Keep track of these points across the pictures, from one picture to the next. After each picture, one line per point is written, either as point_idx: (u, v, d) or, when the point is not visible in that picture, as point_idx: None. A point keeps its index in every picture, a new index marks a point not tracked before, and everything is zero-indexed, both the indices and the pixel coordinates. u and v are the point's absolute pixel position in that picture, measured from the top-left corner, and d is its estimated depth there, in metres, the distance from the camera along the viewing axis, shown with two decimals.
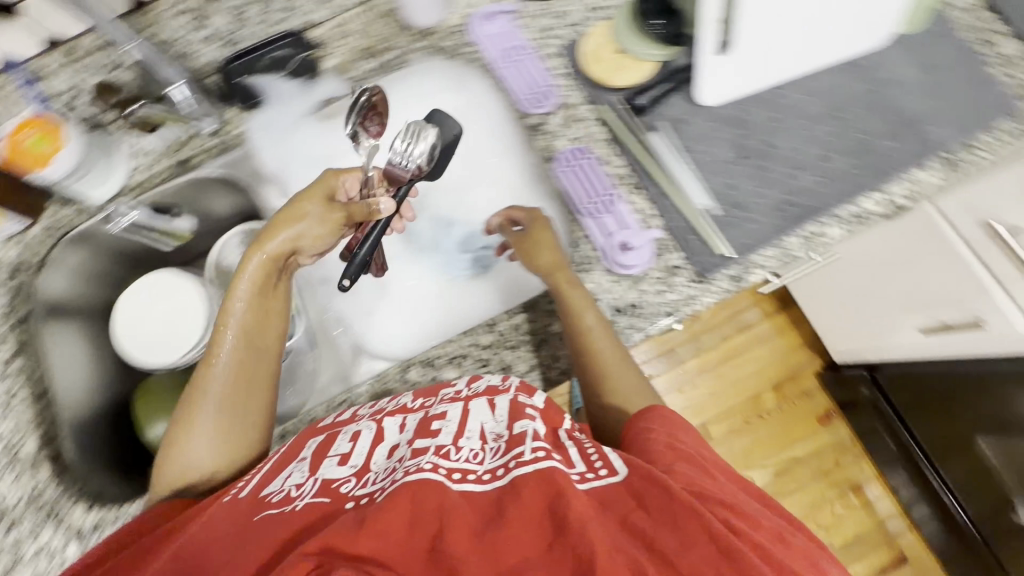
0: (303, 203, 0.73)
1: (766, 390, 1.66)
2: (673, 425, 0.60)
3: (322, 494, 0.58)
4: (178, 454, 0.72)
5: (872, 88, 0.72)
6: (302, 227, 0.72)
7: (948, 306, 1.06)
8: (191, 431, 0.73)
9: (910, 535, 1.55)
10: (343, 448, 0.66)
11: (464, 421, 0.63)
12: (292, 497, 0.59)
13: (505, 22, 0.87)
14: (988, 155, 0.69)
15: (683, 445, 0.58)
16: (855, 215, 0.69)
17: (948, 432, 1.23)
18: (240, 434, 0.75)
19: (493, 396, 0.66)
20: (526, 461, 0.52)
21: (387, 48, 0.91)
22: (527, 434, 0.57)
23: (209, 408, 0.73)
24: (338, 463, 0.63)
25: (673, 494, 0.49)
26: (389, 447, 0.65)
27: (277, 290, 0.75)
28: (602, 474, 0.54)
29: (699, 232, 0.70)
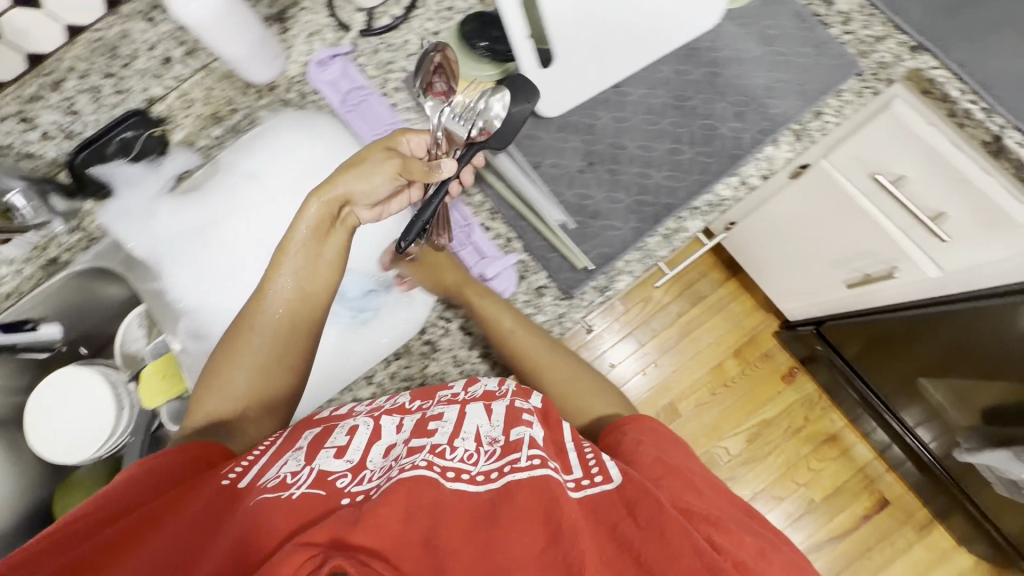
0: (361, 160, 0.64)
1: (727, 357, 1.66)
2: (660, 441, 0.58)
3: (316, 486, 0.52)
4: (212, 400, 0.65)
5: (711, 70, 0.71)
6: (353, 174, 0.64)
7: (864, 256, 1.03)
8: (237, 371, 0.65)
9: (889, 477, 1.55)
10: (338, 441, 0.59)
11: (459, 422, 0.57)
12: (286, 485, 0.52)
13: (341, 65, 0.77)
14: (834, 120, 0.69)
15: (664, 455, 0.56)
16: (712, 203, 0.68)
17: (895, 376, 1.22)
18: (271, 384, 0.66)
19: (490, 402, 0.60)
20: (522, 468, 0.50)
21: (231, 112, 0.81)
22: (526, 442, 0.53)
23: (256, 352, 0.66)
24: (334, 457, 0.56)
25: (660, 508, 0.47)
26: (385, 447, 0.58)
27: (332, 239, 0.67)
28: (596, 481, 0.51)
29: (559, 249, 0.68)
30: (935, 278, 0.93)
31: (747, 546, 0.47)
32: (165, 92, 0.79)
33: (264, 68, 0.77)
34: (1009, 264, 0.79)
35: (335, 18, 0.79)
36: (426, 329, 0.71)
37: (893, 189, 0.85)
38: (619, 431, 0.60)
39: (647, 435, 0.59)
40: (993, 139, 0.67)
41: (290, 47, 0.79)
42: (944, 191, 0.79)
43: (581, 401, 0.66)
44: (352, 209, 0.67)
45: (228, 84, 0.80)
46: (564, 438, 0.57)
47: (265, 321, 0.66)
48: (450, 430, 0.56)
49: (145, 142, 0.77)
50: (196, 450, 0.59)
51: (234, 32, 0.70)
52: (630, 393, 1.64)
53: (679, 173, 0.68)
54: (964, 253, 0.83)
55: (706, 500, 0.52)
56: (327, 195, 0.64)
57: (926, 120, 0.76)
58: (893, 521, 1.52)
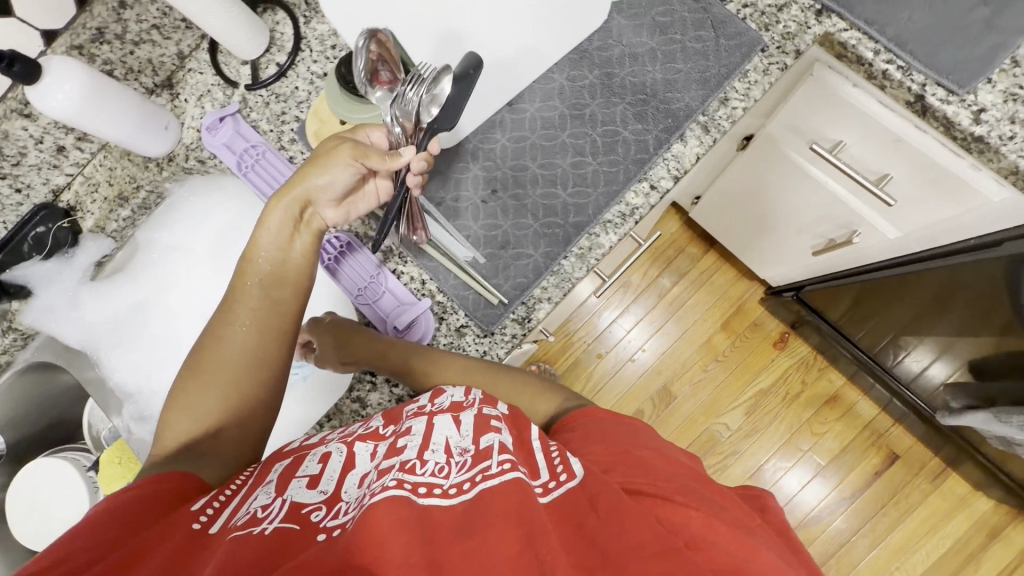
0: (316, 158, 0.59)
1: (715, 331, 1.50)
2: (616, 432, 0.57)
3: (289, 520, 0.47)
4: (186, 418, 0.58)
5: (606, 70, 0.69)
6: (310, 172, 0.58)
7: (822, 221, 0.97)
8: (211, 387, 0.58)
9: (906, 435, 1.42)
10: (310, 469, 0.55)
11: (428, 435, 0.55)
12: (257, 519, 0.47)
13: (232, 125, 0.75)
14: (741, 104, 0.67)
15: (618, 442, 0.55)
16: (623, 212, 0.65)
17: (878, 333, 1.14)
18: (248, 396, 0.59)
19: (457, 412, 0.58)
20: (492, 475, 0.49)
21: (135, 189, 0.81)
22: (496, 448, 0.52)
23: (228, 365, 0.58)
24: (307, 487, 0.52)
25: (621, 500, 0.47)
26: (359, 477, 0.53)
27: (297, 242, 0.61)
28: (562, 481, 0.50)
29: (473, 286, 0.66)
30: (896, 239, 0.86)
31: (697, 519, 0.47)
32: (68, 180, 0.79)
33: (156, 144, 0.75)
34: (959, 221, 0.73)
35: (220, 76, 0.77)
36: (354, 389, 0.72)
37: (830, 156, 0.79)
38: (572, 426, 0.60)
39: (601, 424, 0.58)
40: (916, 99, 0.65)
41: (182, 114, 0.78)
42: (880, 150, 0.74)
43: (523, 404, 0.65)
44: (317, 211, 0.61)
45: (128, 162, 0.80)
46: (533, 443, 0.55)
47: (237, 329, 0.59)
48: (418, 444, 0.54)
49: (56, 234, 0.79)
50: (176, 481, 0.52)
51: (114, 114, 0.68)
52: (621, 382, 1.50)
53: (585, 187, 0.66)
54: (915, 212, 0.77)
55: (664, 478, 0.51)
56: (287, 197, 0.59)
57: (850, 82, 0.71)
58: (905, 473, 1.41)
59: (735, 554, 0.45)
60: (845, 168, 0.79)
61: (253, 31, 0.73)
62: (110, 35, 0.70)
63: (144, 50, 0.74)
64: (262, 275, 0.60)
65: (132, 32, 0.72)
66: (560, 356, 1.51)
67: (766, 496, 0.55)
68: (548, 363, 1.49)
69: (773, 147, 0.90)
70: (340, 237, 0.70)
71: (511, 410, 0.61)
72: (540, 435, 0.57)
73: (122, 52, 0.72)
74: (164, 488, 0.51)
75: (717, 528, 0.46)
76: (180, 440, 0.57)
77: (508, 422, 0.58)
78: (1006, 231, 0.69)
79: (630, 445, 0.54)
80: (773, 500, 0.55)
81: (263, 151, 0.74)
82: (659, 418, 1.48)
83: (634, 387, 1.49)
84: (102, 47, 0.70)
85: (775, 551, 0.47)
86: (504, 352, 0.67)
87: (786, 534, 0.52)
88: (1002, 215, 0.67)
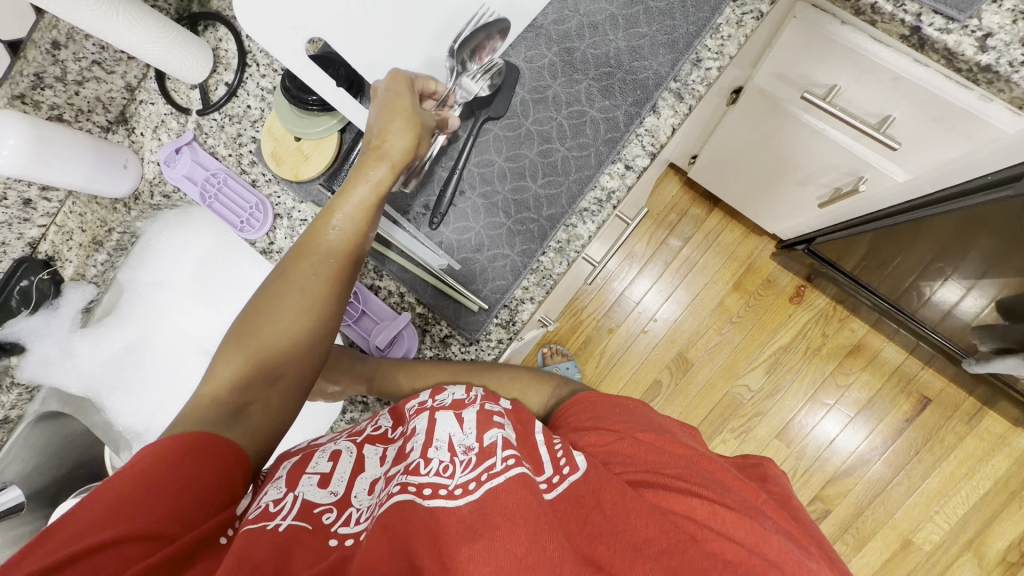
0: (396, 104, 0.57)
1: (726, 292, 1.41)
2: (612, 415, 0.54)
3: (302, 518, 0.48)
4: (247, 350, 0.55)
5: (566, 46, 0.66)
6: (388, 124, 0.57)
7: (825, 170, 0.89)
8: (282, 329, 0.56)
9: (941, 378, 1.32)
10: (321, 468, 0.54)
11: (430, 432, 0.52)
12: (270, 514, 0.47)
13: (189, 155, 0.73)
14: (715, 63, 0.63)
15: (612, 426, 0.52)
16: (600, 196, 0.65)
17: (899, 278, 1.05)
18: (302, 352, 0.56)
19: (459, 410, 0.55)
20: (496, 474, 0.46)
21: (109, 232, 0.81)
22: (499, 444, 0.49)
23: (305, 315, 0.57)
24: (318, 486, 0.51)
25: (623, 494, 0.44)
26: (370, 481, 0.52)
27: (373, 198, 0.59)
28: (566, 475, 0.48)
29: (452, 294, 0.67)
30: (906, 182, 0.79)
31: (701, 507, 0.43)
32: (42, 231, 0.81)
33: (118, 185, 0.75)
34: (965, 161, 0.68)
35: (171, 103, 0.75)
36: (346, 411, 0.77)
37: (825, 103, 0.73)
38: (568, 416, 0.57)
39: (595, 410, 0.55)
40: (911, 33, 0.59)
41: (141, 148, 0.78)
42: (879, 90, 0.68)
43: (513, 394, 0.64)
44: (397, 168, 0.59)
45: (97, 206, 0.79)
46: (537, 437, 0.52)
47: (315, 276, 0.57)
48: (422, 444, 0.51)
49: (39, 287, 0.79)
50: (220, 449, 0.48)
51: (68, 163, 0.68)
52: (635, 355, 1.43)
53: (556, 176, 0.65)
54: (924, 155, 0.71)
55: (664, 463, 0.48)
56: (378, 157, 0.58)
57: (839, 19, 0.65)
58: (940, 416, 1.32)
59: (743, 542, 0.41)
60: (845, 114, 0.72)
61: (194, 51, 0.70)
62: (50, 79, 0.69)
63: (89, 89, 0.73)
64: (346, 225, 0.57)
65: (74, 72, 0.71)
66: (572, 336, 1.45)
67: (764, 468, 0.52)
68: (561, 343, 1.45)
69: (761, 97, 0.84)
70: None
71: (514, 404, 0.59)
72: (544, 429, 0.54)
73: (67, 94, 0.72)
74: (210, 451, 0.48)
75: (722, 515, 0.43)
76: (240, 376, 0.54)
77: (508, 417, 0.55)
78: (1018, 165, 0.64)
79: (628, 429, 0.51)
80: (774, 469, 0.52)
81: (223, 177, 0.73)
82: (677, 387, 1.41)
83: (647, 358, 1.42)
84: (45, 92, 0.70)
85: (785, 534, 0.43)
86: (493, 357, 0.70)
87: (790, 508, 0.48)
88: (1014, 151, 0.62)
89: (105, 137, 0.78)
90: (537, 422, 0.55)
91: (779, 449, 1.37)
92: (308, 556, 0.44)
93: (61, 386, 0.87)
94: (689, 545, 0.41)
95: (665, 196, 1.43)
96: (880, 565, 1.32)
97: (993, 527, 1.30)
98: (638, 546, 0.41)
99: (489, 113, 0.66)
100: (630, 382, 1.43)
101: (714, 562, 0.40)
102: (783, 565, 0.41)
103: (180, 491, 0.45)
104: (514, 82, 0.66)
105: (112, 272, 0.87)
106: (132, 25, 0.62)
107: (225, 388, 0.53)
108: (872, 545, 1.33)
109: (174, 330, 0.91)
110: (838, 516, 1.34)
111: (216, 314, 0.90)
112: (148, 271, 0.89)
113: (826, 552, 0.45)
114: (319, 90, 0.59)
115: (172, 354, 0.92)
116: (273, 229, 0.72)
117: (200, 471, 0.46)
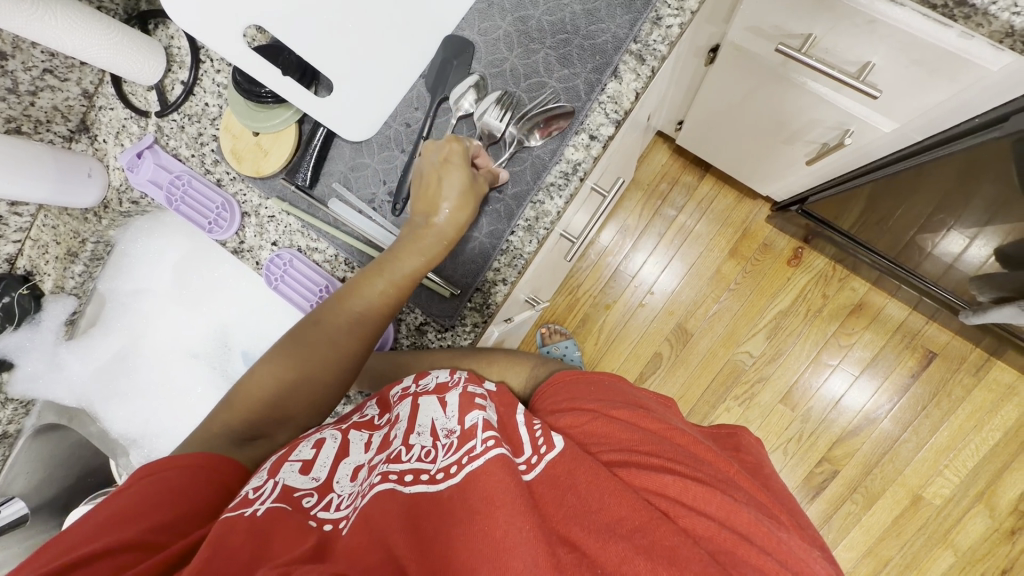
0: (446, 176, 0.58)
1: (723, 260, 1.38)
2: (587, 393, 0.53)
3: (282, 500, 0.45)
4: (276, 385, 0.56)
5: (520, 15, 0.63)
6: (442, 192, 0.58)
7: (811, 126, 0.86)
8: (307, 375, 0.57)
9: (945, 332, 1.30)
10: (303, 455, 0.52)
11: (414, 418, 0.52)
12: (249, 501, 0.44)
13: (151, 159, 0.72)
14: (676, 20, 0.59)
15: (587, 404, 0.51)
16: (566, 170, 0.63)
17: (899, 232, 1.01)
18: (313, 392, 0.58)
19: (443, 394, 0.53)
20: (477, 457, 0.44)
21: (82, 242, 0.82)
22: (480, 425, 0.47)
23: (334, 362, 0.58)
24: (299, 472, 0.49)
25: (597, 475, 0.43)
26: (353, 467, 0.51)
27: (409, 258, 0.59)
28: (543, 455, 0.46)
29: (425, 283, 0.66)
30: (893, 130, 0.75)
31: (673, 484, 0.42)
32: (18, 246, 0.80)
33: (86, 196, 0.74)
34: (952, 104, 0.64)
35: (130, 107, 0.74)
36: None
37: (801, 54, 0.70)
38: (544, 399, 0.56)
39: (572, 390, 0.54)
40: None
41: (105, 155, 0.77)
42: (856, 36, 0.64)
43: (491, 376, 0.63)
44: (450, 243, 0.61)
45: (68, 218, 0.79)
46: (517, 419, 0.51)
47: (348, 331, 0.59)
48: (404, 431, 0.51)
49: (21, 302, 0.79)
50: (211, 461, 0.48)
51: (29, 180, 0.68)
52: (634, 329, 1.41)
53: (519, 152, 0.63)
54: (908, 100, 0.68)
55: (639, 441, 0.47)
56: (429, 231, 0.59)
57: None
58: (945, 370, 1.30)
59: (713, 516, 0.41)
60: (822, 64, 0.68)
61: (145, 53, 0.69)
62: (2, 92, 0.69)
63: (44, 98, 0.72)
64: (388, 292, 0.59)
65: (26, 82, 0.71)
66: (569, 314, 1.43)
67: (739, 436, 0.53)
68: (558, 322, 1.43)
69: (738, 53, 0.81)
70: (281, 254, 0.70)
71: (498, 386, 0.57)
72: (524, 411, 0.52)
73: (22, 106, 0.72)
74: (204, 466, 0.48)
75: (693, 490, 0.42)
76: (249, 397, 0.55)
77: (492, 397, 0.55)
78: (1007, 105, 0.61)
79: (602, 407, 0.50)
80: (749, 437, 0.53)
81: (185, 178, 0.72)
82: (677, 359, 1.39)
83: (647, 330, 1.40)
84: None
85: (756, 505, 0.43)
86: (469, 342, 0.69)
87: (761, 476, 0.49)
88: (1003, 88, 0.58)
89: (69, 147, 0.78)
90: (519, 406, 0.54)
91: (784, 413, 1.36)
92: (289, 537, 0.42)
93: (55, 398, 0.89)
94: (661, 522, 0.40)
95: (654, 165, 1.40)
96: (890, 522, 1.31)
97: (1003, 478, 1.28)
98: (610, 527, 0.40)
99: (443, 94, 0.64)
100: (631, 356, 1.41)
101: (685, 537, 0.39)
102: (753, 536, 0.40)
103: (176, 498, 0.44)
104: (470, 57, 0.64)
105: (91, 283, 0.87)
106: (75, 29, 0.61)
107: (240, 416, 0.54)
108: (882, 503, 1.31)
109: (164, 337, 0.93)
110: (846, 476, 1.33)
111: (201, 318, 0.90)
112: (129, 280, 0.90)
113: (799, 521, 0.45)
114: (273, 86, 0.61)
115: (164, 359, 0.93)
116: (242, 228, 0.71)
117: (189, 479, 0.46)
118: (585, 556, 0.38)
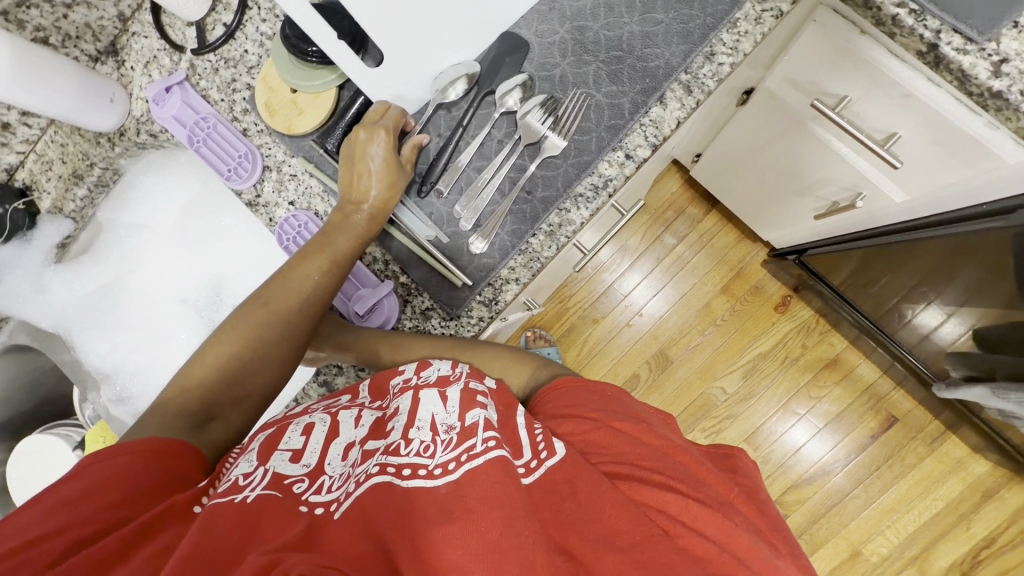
0: (362, 160, 0.62)
1: (713, 296, 1.41)
2: (592, 403, 0.53)
3: (272, 488, 0.46)
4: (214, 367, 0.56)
5: (578, 24, 0.64)
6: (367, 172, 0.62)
7: (825, 183, 0.88)
8: (247, 355, 0.57)
9: (909, 399, 1.35)
10: (293, 443, 0.52)
11: (413, 411, 0.51)
12: (239, 488, 0.45)
13: (179, 96, 0.71)
14: (728, 59, 0.61)
15: (590, 413, 0.52)
16: (596, 183, 0.64)
17: (884, 298, 1.05)
18: (254, 373, 0.58)
19: (444, 388, 0.54)
20: (476, 456, 0.44)
21: (90, 166, 0.78)
22: (481, 424, 0.47)
23: (268, 344, 0.58)
24: (289, 460, 0.50)
25: (598, 485, 0.44)
26: (344, 446, 0.52)
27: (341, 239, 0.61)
28: (544, 460, 0.46)
29: (437, 270, 0.67)
30: (904, 202, 0.78)
31: (674, 502, 0.43)
32: (21, 158, 0.79)
33: (104, 119, 0.72)
34: (963, 190, 0.68)
35: (165, 39, 0.72)
36: (320, 373, 0.75)
37: (834, 113, 0.72)
38: (545, 402, 0.56)
39: (574, 397, 0.55)
40: (928, 50, 0.59)
41: (131, 83, 0.75)
42: (888, 108, 0.67)
43: (491, 372, 0.63)
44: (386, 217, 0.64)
45: (79, 137, 0.77)
46: (517, 421, 0.51)
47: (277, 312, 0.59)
48: (403, 424, 0.50)
49: (14, 216, 0.78)
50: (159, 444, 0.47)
51: (47, 90, 0.66)
52: (617, 347, 1.43)
53: (554, 158, 0.64)
54: (924, 178, 0.71)
55: (640, 456, 0.47)
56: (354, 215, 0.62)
57: (858, 29, 0.63)
58: (904, 436, 1.36)
59: (712, 538, 0.42)
60: (850, 127, 0.71)
61: None
62: None
63: (78, 13, 0.71)
64: (319, 274, 0.61)
65: None
66: (557, 322, 1.45)
67: (736, 458, 0.54)
68: (544, 328, 1.45)
69: (772, 101, 0.82)
70: (298, 215, 0.69)
71: (499, 385, 0.58)
72: (524, 413, 0.53)
73: (54, 16, 0.70)
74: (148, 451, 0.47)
75: (693, 510, 0.43)
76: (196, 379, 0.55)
77: (490, 395, 0.54)
78: (1013, 199, 0.64)
79: (603, 418, 0.51)
80: (746, 461, 0.54)
81: (211, 123, 0.70)
82: (653, 383, 1.42)
83: (629, 350, 1.42)
84: (30, 11, 0.68)
85: (753, 530, 0.44)
86: (472, 334, 0.69)
87: (757, 500, 0.50)
88: (1013, 183, 0.62)
89: (93, 67, 0.76)
90: (519, 407, 0.54)
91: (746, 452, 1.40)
92: (278, 522, 0.42)
93: (31, 319, 0.87)
94: (659, 539, 0.41)
95: (664, 191, 1.42)
96: (828, 571, 1.36)
97: (939, 546, 1.34)
98: (608, 539, 0.41)
99: (490, 87, 0.65)
100: (609, 374, 1.43)
101: (683, 556, 0.40)
102: (746, 560, 0.41)
103: (120, 481, 0.44)
104: (523, 57, 0.65)
105: (91, 210, 0.85)
106: None
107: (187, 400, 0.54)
108: (823, 552, 1.36)
109: (156, 276, 0.91)
110: (794, 522, 1.37)
111: (199, 263, 0.89)
112: (130, 213, 0.88)
113: (792, 546, 0.46)
114: (324, 45, 0.59)
115: (151, 298, 0.92)
116: (261, 181, 0.70)
117: (134, 463, 0.45)
118: (580, 565, 0.39)
